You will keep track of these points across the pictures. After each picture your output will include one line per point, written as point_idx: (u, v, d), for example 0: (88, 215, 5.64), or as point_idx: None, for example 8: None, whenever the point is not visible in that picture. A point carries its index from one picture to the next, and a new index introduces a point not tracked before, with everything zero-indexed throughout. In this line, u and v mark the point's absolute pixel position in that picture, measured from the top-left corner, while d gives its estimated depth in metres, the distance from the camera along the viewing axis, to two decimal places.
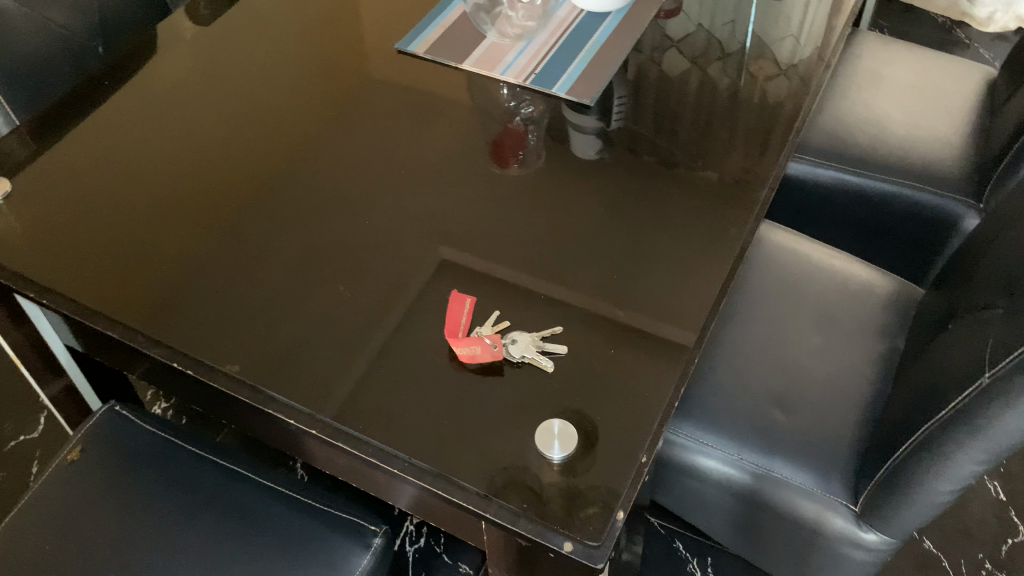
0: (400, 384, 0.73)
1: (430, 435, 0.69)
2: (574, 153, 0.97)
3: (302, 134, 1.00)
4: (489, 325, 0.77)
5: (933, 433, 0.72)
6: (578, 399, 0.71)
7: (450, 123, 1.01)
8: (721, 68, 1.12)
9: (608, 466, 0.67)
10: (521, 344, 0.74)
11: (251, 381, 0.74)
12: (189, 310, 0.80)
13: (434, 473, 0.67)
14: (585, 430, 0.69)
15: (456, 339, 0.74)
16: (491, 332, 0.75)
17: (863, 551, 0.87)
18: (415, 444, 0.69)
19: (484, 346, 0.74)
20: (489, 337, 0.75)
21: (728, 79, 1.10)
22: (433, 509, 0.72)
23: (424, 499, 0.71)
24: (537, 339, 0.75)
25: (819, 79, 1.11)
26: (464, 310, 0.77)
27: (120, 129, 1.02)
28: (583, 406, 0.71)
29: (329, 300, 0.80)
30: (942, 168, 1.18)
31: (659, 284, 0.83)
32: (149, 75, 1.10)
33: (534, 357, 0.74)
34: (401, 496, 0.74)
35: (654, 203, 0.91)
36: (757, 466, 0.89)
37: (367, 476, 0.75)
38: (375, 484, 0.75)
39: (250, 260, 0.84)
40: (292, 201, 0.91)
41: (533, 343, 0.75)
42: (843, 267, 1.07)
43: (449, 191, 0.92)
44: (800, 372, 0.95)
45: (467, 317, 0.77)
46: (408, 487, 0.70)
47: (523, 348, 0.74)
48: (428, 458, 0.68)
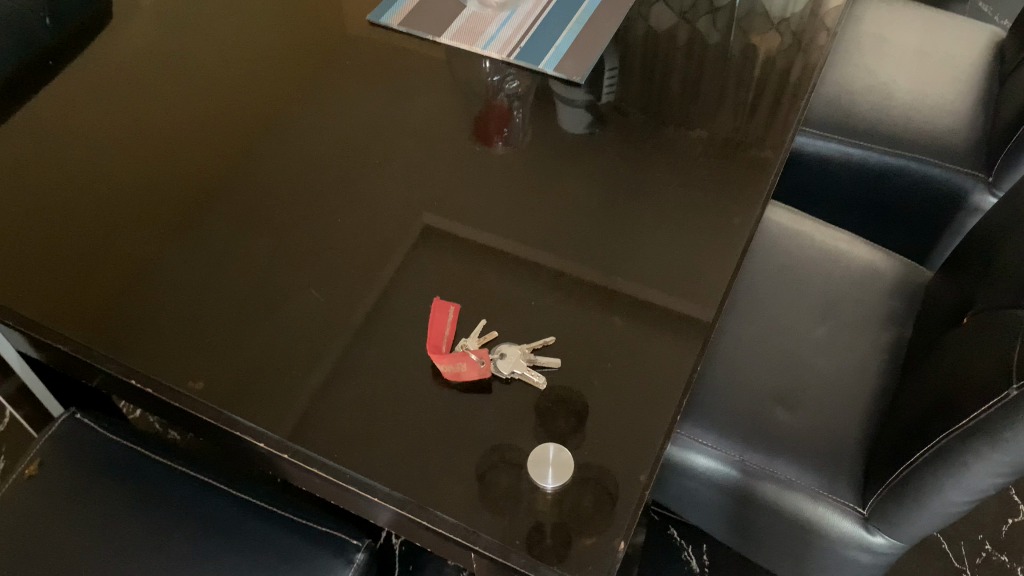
0: (379, 399, 0.67)
1: (413, 458, 0.64)
2: (563, 127, 0.91)
3: (267, 115, 0.93)
4: (475, 338, 0.69)
5: (952, 443, 0.67)
6: (574, 415, 0.66)
7: (428, 101, 0.94)
8: (709, 22, 1.04)
9: (609, 490, 0.62)
10: (510, 359, 0.67)
11: (217, 401, 0.68)
12: (146, 320, 0.73)
13: (414, 501, 0.62)
14: (583, 451, 0.64)
15: (438, 355, 0.67)
16: (477, 345, 0.68)
17: (871, 554, 0.82)
18: (398, 472, 0.63)
19: (470, 361, 0.67)
20: (474, 352, 0.67)
21: (716, 35, 1.03)
22: (417, 535, 0.66)
23: (407, 525, 0.66)
24: (527, 351, 0.68)
25: (812, 35, 1.02)
26: (448, 320, 0.70)
27: (70, 112, 0.94)
28: (579, 426, 0.65)
29: (301, 306, 0.74)
30: (950, 140, 1.12)
31: (660, 276, 0.76)
32: (101, 50, 1.02)
33: (525, 373, 0.67)
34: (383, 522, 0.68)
35: (651, 186, 0.84)
36: (759, 468, 0.84)
37: (345, 500, 0.69)
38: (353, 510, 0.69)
39: (213, 263, 0.78)
40: (258, 193, 0.84)
41: (524, 356, 0.68)
42: (845, 249, 1.02)
43: (427, 178, 0.85)
44: (803, 366, 0.91)
45: (451, 329, 0.70)
46: (389, 513, 0.65)
47: (512, 362, 0.67)
48: (410, 488, 0.62)
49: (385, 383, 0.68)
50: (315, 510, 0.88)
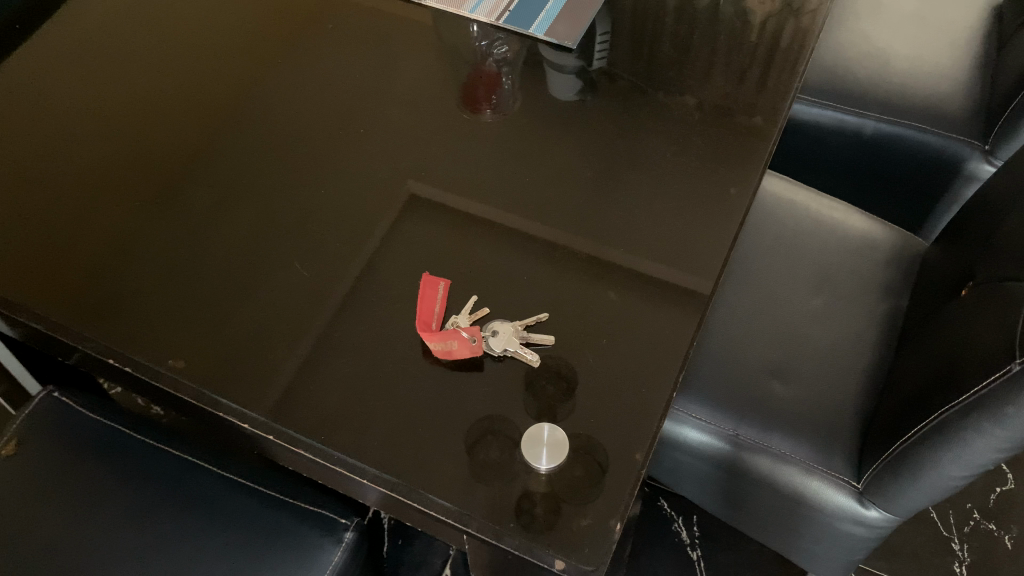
0: (366, 377, 0.65)
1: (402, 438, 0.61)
2: (552, 94, 0.88)
3: (246, 81, 0.89)
4: (465, 316, 0.67)
5: (951, 418, 0.66)
6: (566, 386, 0.64)
7: (414, 67, 0.91)
8: None
9: (602, 466, 0.60)
10: (502, 338, 0.65)
11: (200, 380, 0.66)
12: (123, 296, 0.71)
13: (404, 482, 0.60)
14: (578, 430, 0.62)
15: (429, 335, 0.64)
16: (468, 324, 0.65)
17: (865, 528, 0.82)
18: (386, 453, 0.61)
19: (461, 341, 0.64)
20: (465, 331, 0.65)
21: None
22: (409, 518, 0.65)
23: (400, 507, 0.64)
24: (518, 328, 0.66)
25: None
26: (436, 299, 0.68)
27: (40, 80, 0.90)
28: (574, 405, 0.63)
29: (285, 281, 0.71)
30: (946, 107, 1.10)
31: (655, 249, 0.74)
32: (72, 15, 0.98)
33: (518, 352, 0.65)
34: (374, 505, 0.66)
35: (646, 154, 0.82)
36: (753, 442, 0.84)
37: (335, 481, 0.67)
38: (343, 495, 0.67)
39: (194, 236, 0.75)
40: (239, 164, 0.81)
41: (515, 333, 0.66)
42: (840, 218, 1.00)
43: (414, 147, 0.82)
44: (798, 338, 0.89)
45: (440, 307, 0.68)
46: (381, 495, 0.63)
47: (504, 341, 0.65)
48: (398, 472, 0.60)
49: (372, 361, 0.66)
50: (303, 488, 0.86)
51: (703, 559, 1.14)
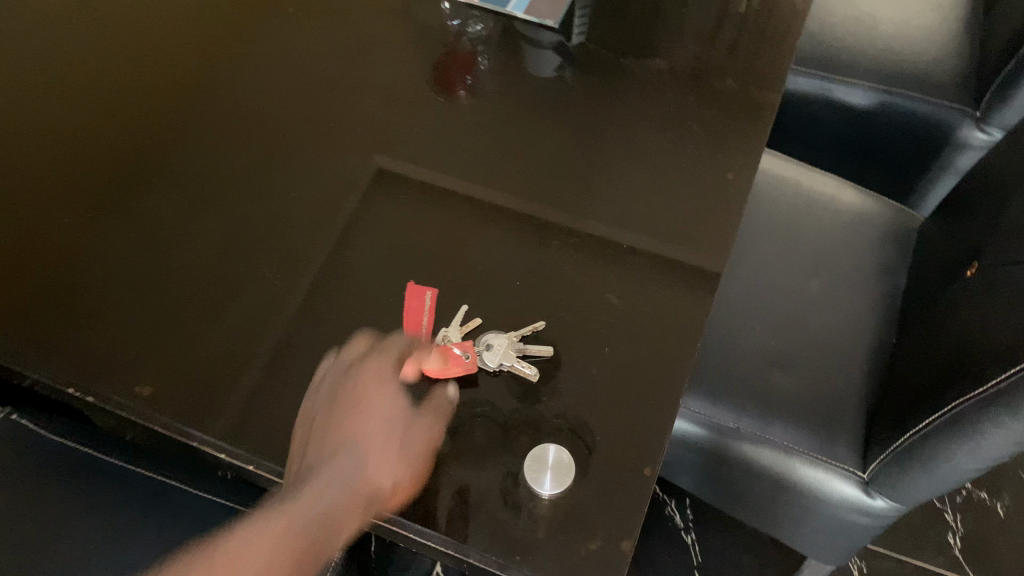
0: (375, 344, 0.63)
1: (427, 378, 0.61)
2: (530, 70, 0.85)
3: (210, 82, 0.85)
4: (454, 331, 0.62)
5: (967, 410, 0.63)
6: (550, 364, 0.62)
7: (386, 54, 0.86)
8: None
9: (590, 447, 0.58)
10: (500, 355, 0.61)
11: (171, 408, 0.61)
12: (86, 322, 0.66)
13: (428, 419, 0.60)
14: (565, 426, 0.59)
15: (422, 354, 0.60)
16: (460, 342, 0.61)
17: (872, 518, 0.79)
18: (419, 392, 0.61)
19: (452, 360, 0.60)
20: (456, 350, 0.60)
21: None
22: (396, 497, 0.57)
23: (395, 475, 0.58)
24: (516, 343, 0.62)
25: None
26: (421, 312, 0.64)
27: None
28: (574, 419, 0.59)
29: (260, 295, 0.67)
30: (934, 75, 1.07)
31: (651, 242, 0.70)
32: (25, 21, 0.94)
33: (516, 368, 0.61)
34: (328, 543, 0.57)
35: (636, 140, 0.78)
36: (755, 434, 0.80)
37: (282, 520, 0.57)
38: (304, 517, 0.57)
39: (159, 251, 0.71)
40: (206, 172, 0.77)
41: (513, 349, 0.61)
42: (832, 195, 0.97)
43: (389, 142, 0.78)
44: (795, 324, 0.87)
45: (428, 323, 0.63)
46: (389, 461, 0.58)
47: (502, 358, 0.61)
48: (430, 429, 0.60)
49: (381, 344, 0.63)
50: None
51: (698, 543, 1.12)
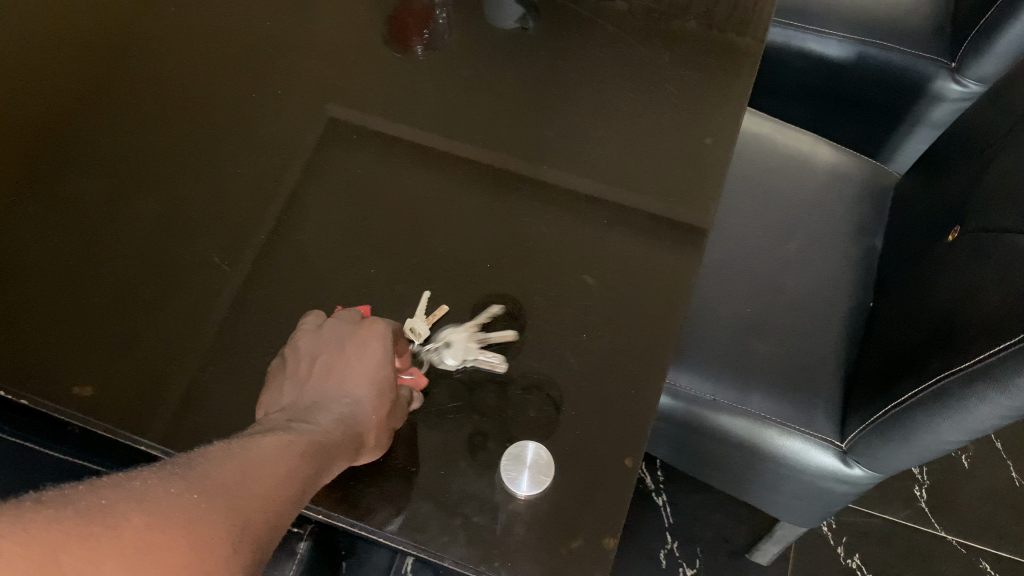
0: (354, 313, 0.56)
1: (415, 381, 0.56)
2: (490, 23, 0.79)
3: (146, 41, 0.78)
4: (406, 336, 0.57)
5: (954, 384, 0.61)
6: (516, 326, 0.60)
7: (337, 9, 0.80)
8: None
9: (557, 404, 0.56)
10: (457, 351, 0.58)
11: (114, 411, 0.56)
12: (17, 316, 0.61)
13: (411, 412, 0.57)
14: (532, 386, 0.57)
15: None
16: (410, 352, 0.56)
17: (848, 486, 0.78)
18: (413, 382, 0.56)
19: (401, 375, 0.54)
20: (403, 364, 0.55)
21: None
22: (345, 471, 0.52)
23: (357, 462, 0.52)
24: (475, 334, 0.59)
25: None
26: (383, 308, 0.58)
27: None
28: (556, 408, 0.56)
29: (208, 280, 0.62)
30: (907, 24, 1.04)
31: (627, 212, 0.66)
32: None
33: (478, 361, 0.58)
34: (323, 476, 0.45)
35: (608, 99, 0.73)
36: (732, 405, 0.78)
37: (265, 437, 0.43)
38: (280, 469, 0.41)
39: (96, 235, 0.65)
40: (143, 143, 0.71)
41: (472, 341, 0.58)
42: (808, 151, 0.94)
43: (344, 106, 0.73)
44: (771, 289, 0.84)
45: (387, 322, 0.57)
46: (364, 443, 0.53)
47: (458, 354, 0.58)
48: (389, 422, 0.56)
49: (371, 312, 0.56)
50: None
51: (669, 504, 1.11)
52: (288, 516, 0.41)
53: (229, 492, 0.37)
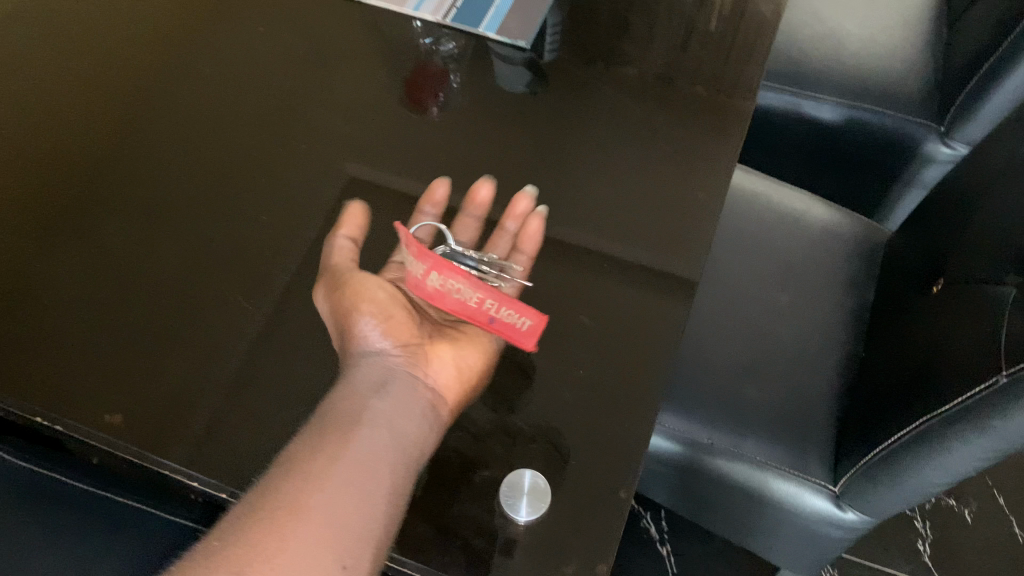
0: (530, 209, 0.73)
1: (464, 276, 0.59)
2: (500, 86, 0.85)
3: (181, 99, 0.85)
4: (417, 245, 0.60)
5: (934, 426, 0.64)
6: (524, 378, 0.64)
7: (359, 72, 0.86)
8: None
9: (565, 457, 0.59)
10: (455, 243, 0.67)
11: (139, 438, 0.60)
12: (52, 348, 0.65)
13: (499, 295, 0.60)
14: (539, 437, 0.60)
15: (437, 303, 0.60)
16: (432, 258, 0.59)
17: (842, 530, 0.80)
18: (464, 280, 0.59)
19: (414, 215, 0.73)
20: (430, 208, 0.73)
21: None
22: (452, 388, 0.60)
23: (443, 372, 0.60)
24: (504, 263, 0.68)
25: None
26: (523, 209, 0.73)
27: None
28: (563, 458, 0.59)
29: (232, 319, 0.67)
30: (898, 89, 1.10)
31: (624, 259, 0.71)
32: None
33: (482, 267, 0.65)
34: (384, 427, 0.54)
35: (609, 157, 0.78)
36: (728, 448, 0.81)
37: (319, 426, 0.54)
38: (350, 453, 0.51)
39: (128, 274, 0.70)
40: (175, 191, 0.76)
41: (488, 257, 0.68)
42: (802, 209, 1.00)
43: (363, 162, 0.78)
44: (766, 337, 0.88)
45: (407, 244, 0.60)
46: (442, 350, 0.61)
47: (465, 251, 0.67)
48: (522, 339, 0.60)
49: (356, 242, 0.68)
50: None
51: (673, 554, 1.12)
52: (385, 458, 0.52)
53: (343, 490, 0.50)
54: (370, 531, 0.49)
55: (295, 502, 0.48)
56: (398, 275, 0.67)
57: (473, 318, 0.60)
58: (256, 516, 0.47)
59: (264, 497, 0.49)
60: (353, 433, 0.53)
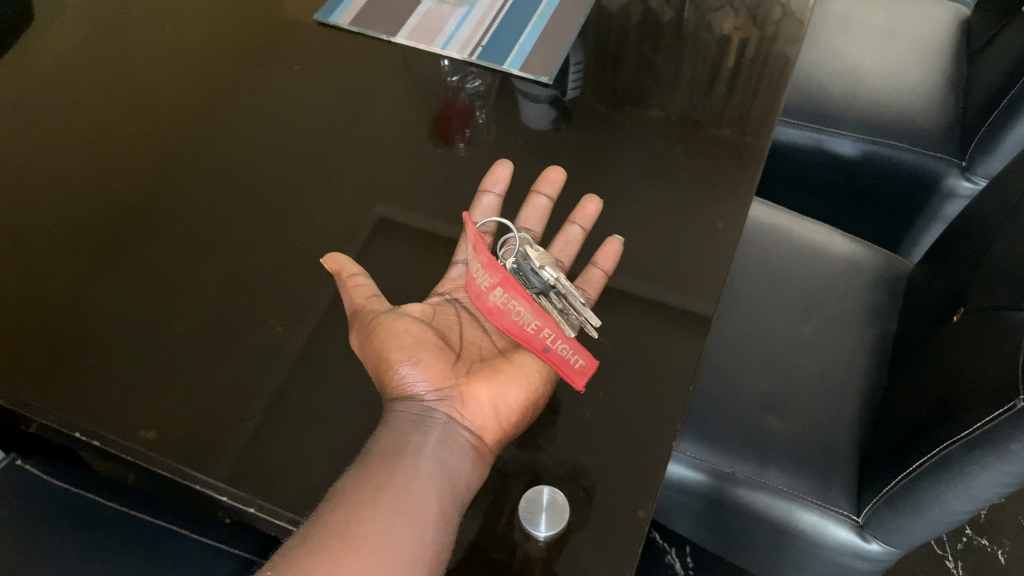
0: (597, 211, 0.76)
1: (527, 301, 0.62)
2: (524, 121, 0.88)
3: (219, 133, 0.89)
4: (487, 256, 0.63)
5: (954, 452, 0.64)
6: (550, 411, 0.65)
7: (390, 109, 0.90)
8: (673, 10, 1.02)
9: (587, 488, 0.60)
10: (538, 258, 0.66)
11: (171, 452, 0.62)
12: (93, 366, 0.68)
13: (558, 328, 0.62)
14: (566, 474, 0.61)
15: (497, 318, 0.63)
16: (500, 276, 0.62)
17: (867, 561, 0.80)
18: (525, 304, 0.62)
19: (477, 194, 0.76)
20: (494, 189, 0.75)
21: (679, 21, 1.01)
22: (490, 427, 0.59)
23: (480, 413, 0.59)
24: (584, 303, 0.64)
25: (775, 26, 1.00)
26: (590, 210, 0.75)
27: (13, 139, 0.90)
28: (585, 487, 0.60)
29: (264, 339, 0.70)
30: (919, 125, 1.11)
31: (646, 286, 0.72)
32: (41, 73, 0.98)
33: (547, 305, 0.65)
34: (428, 460, 0.55)
35: (628, 190, 0.81)
36: (750, 477, 0.81)
37: (363, 472, 0.54)
38: (389, 503, 0.52)
39: (166, 298, 0.73)
40: (212, 220, 0.80)
41: (567, 286, 0.65)
42: (823, 242, 1.01)
43: (392, 193, 0.82)
44: (790, 368, 0.89)
45: (480, 254, 0.63)
46: (479, 390, 0.59)
47: (546, 270, 0.65)
48: (572, 377, 0.62)
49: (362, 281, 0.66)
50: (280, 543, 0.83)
51: None
52: (423, 509, 0.52)
53: (383, 540, 0.50)
54: (421, 555, 0.51)
55: (335, 553, 0.49)
56: (457, 286, 0.70)
57: (528, 343, 0.62)
58: (310, 542, 0.50)
59: (308, 545, 0.50)
60: (388, 481, 0.53)
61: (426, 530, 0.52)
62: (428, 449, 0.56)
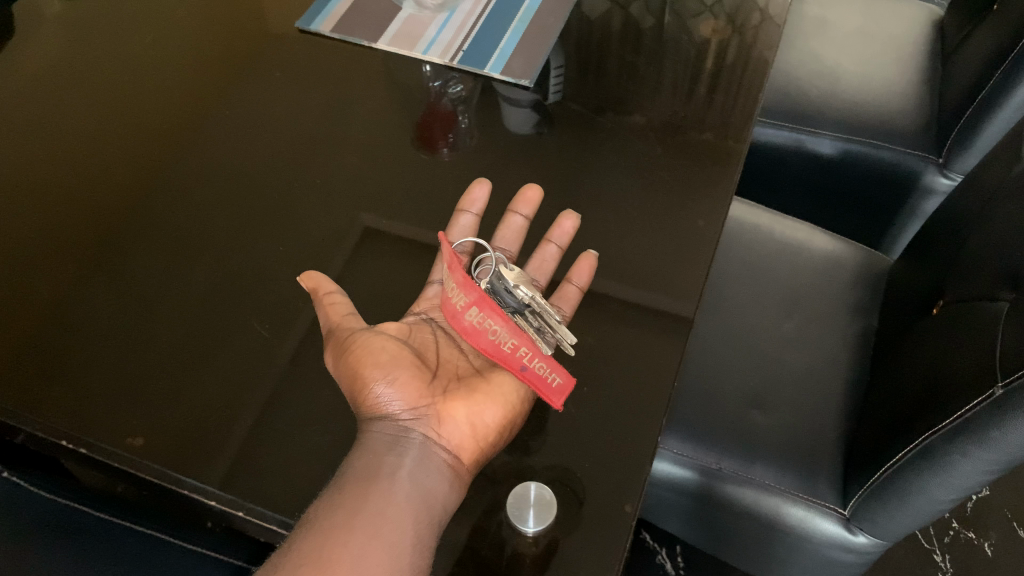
0: (575, 227, 0.76)
1: (502, 319, 0.62)
2: (507, 126, 0.88)
3: (203, 141, 0.89)
4: (462, 275, 0.63)
5: (936, 443, 0.65)
6: (536, 421, 0.65)
7: (373, 114, 0.91)
8: (650, 13, 1.04)
9: (575, 486, 0.60)
10: (513, 278, 0.66)
11: (158, 457, 0.63)
12: (78, 374, 0.68)
13: (534, 346, 0.62)
14: (556, 476, 0.61)
15: (473, 338, 0.64)
16: (475, 295, 0.62)
17: (854, 554, 0.81)
18: (501, 324, 0.62)
19: (455, 213, 0.76)
20: (471, 209, 0.76)
21: (656, 24, 1.02)
22: (467, 447, 0.59)
23: (456, 432, 0.59)
24: (559, 321, 0.65)
25: (750, 29, 1.02)
26: (567, 227, 0.75)
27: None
28: (573, 483, 0.60)
29: (251, 344, 0.70)
30: (895, 124, 1.13)
31: (630, 284, 0.73)
32: (23, 84, 0.98)
33: (523, 323, 0.65)
34: (404, 481, 0.55)
35: (612, 192, 0.82)
36: (737, 474, 0.82)
37: (337, 496, 0.54)
38: (364, 530, 0.52)
39: (151, 305, 0.73)
40: (196, 227, 0.80)
41: (542, 303, 0.65)
42: (804, 239, 1.03)
43: (376, 197, 0.82)
44: (774, 365, 0.90)
45: (455, 273, 0.64)
46: (455, 410, 0.60)
47: (520, 289, 0.65)
48: (550, 395, 0.61)
49: (334, 299, 0.66)
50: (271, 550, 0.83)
51: None
52: (398, 535, 0.53)
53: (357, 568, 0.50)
54: None
55: None
56: (432, 305, 0.71)
57: (505, 363, 0.62)
58: (281, 571, 0.50)
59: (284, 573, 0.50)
60: (364, 506, 0.54)
61: (402, 554, 0.52)
62: (403, 474, 0.56)
